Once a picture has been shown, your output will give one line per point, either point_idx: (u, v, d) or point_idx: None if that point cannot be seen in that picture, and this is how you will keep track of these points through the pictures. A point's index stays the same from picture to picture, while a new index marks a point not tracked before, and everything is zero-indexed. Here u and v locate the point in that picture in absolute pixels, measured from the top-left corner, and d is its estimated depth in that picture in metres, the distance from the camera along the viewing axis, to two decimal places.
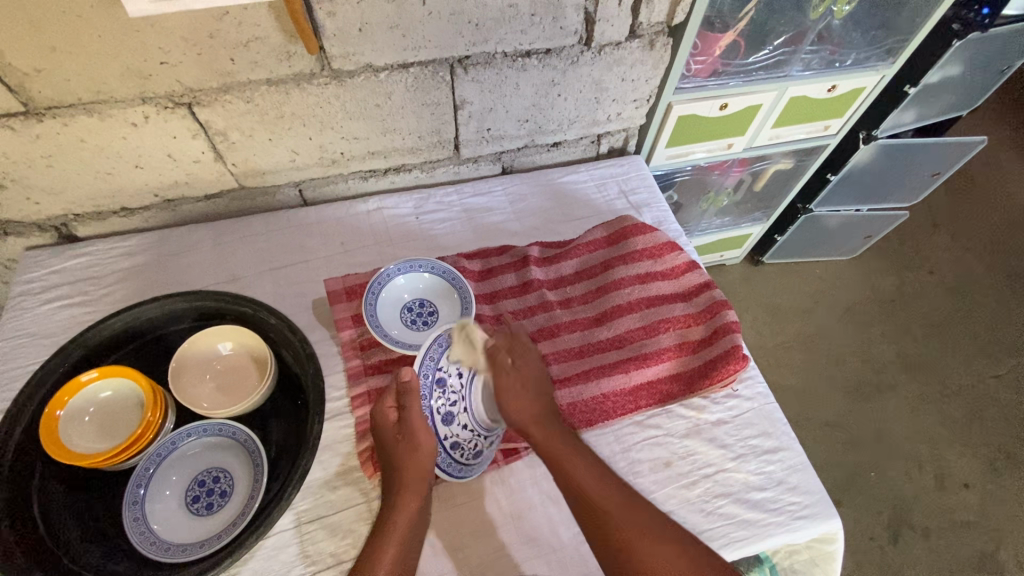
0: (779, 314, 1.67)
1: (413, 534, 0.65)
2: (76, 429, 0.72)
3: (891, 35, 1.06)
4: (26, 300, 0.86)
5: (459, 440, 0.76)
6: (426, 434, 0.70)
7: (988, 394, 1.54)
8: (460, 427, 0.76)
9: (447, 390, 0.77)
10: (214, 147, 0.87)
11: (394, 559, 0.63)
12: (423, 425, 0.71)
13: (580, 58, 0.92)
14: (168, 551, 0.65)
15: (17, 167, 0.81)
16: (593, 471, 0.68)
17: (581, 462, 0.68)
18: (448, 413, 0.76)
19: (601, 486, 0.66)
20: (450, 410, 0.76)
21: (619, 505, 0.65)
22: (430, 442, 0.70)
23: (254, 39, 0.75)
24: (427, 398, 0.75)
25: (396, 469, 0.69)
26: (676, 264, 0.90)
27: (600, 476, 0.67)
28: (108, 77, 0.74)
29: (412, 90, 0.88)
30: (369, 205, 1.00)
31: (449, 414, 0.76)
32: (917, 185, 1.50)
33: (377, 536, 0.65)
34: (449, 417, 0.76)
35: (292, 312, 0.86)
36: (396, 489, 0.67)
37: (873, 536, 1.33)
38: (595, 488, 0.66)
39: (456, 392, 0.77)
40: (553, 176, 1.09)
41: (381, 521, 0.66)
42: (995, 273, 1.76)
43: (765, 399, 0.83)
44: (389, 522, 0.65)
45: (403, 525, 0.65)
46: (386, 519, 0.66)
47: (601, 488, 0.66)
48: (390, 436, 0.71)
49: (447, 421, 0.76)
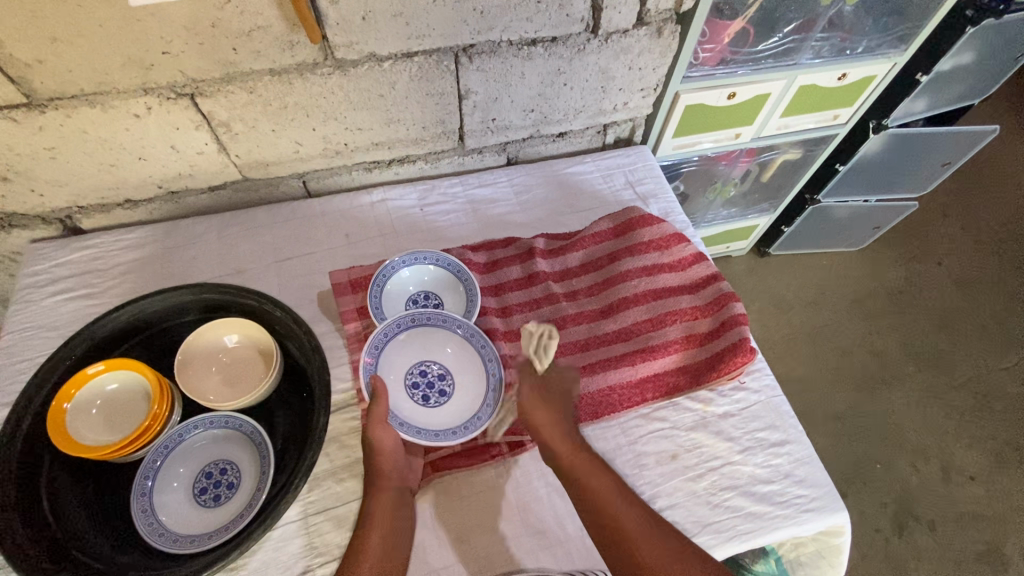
0: (785, 306, 1.66)
1: (398, 526, 0.65)
2: (84, 420, 0.73)
3: (904, 22, 1.04)
4: (32, 292, 0.86)
5: (403, 411, 0.74)
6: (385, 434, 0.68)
7: (995, 385, 1.53)
8: (410, 395, 0.76)
9: (429, 371, 0.78)
10: (218, 138, 0.86)
11: (382, 549, 0.62)
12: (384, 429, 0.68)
13: (586, 46, 0.91)
14: (176, 543, 0.66)
15: (22, 159, 0.80)
16: (619, 495, 0.65)
17: (605, 484, 0.66)
18: (417, 389, 0.76)
19: (627, 511, 0.64)
20: (417, 385, 0.76)
21: (628, 513, 0.64)
22: (388, 440, 0.68)
23: (256, 28, 0.74)
24: (444, 411, 0.75)
25: (382, 463, 0.68)
26: (684, 256, 0.89)
27: (627, 499, 0.65)
28: (110, 68, 0.73)
29: (416, 80, 0.87)
30: (373, 196, 0.99)
31: (418, 389, 0.76)
32: (929, 174, 1.47)
33: (364, 528, 0.64)
34: (418, 392, 0.76)
35: (297, 305, 0.86)
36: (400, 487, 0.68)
37: (877, 527, 1.32)
38: (621, 511, 0.64)
39: (417, 396, 0.76)
40: (558, 167, 1.08)
41: (372, 507, 0.65)
42: (1004, 264, 1.74)
43: (772, 391, 0.82)
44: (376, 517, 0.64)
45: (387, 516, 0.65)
46: (383, 510, 0.65)
47: (631, 515, 0.64)
48: (394, 442, 0.69)
49: (429, 399, 0.76)
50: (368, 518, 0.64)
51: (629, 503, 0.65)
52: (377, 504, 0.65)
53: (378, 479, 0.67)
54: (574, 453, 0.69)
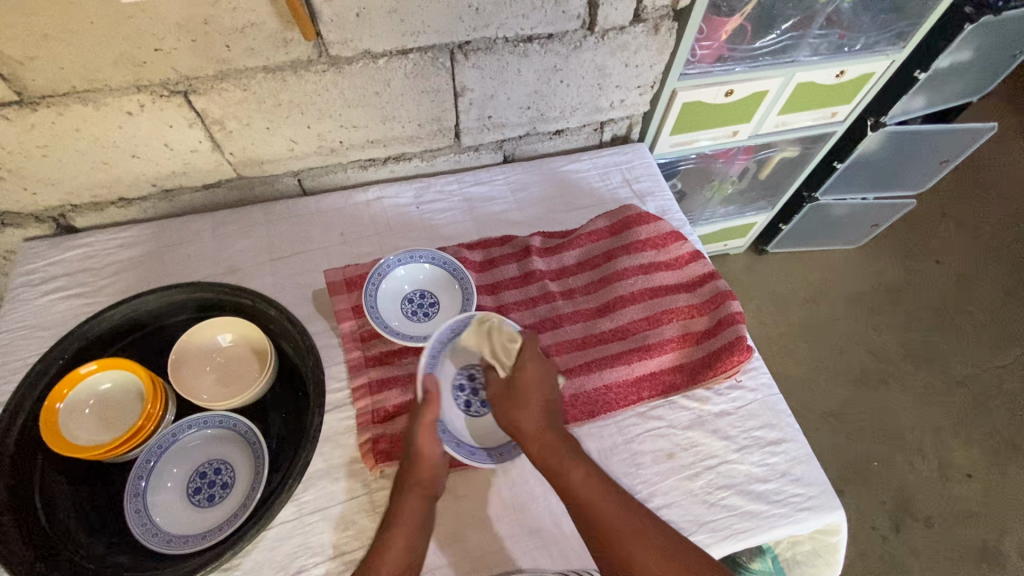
0: (783, 304, 1.66)
1: (422, 531, 0.65)
2: (77, 420, 0.72)
3: (902, 20, 1.03)
4: (25, 291, 0.85)
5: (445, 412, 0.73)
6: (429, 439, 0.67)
7: (992, 382, 1.53)
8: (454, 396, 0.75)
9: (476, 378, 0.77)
10: (212, 136, 0.86)
11: (404, 553, 0.63)
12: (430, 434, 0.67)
13: (583, 43, 0.90)
14: (170, 543, 0.65)
15: (15, 157, 0.80)
16: (603, 492, 0.65)
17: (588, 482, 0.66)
18: (461, 392, 0.76)
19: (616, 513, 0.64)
20: (463, 388, 0.76)
21: (613, 511, 0.64)
22: (434, 447, 0.67)
23: (249, 25, 0.74)
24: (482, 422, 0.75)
25: (423, 469, 0.67)
26: (680, 254, 0.89)
27: (610, 495, 0.65)
28: (102, 65, 0.73)
29: (411, 77, 0.86)
30: (368, 194, 0.99)
31: (463, 392, 0.76)
32: (927, 171, 1.46)
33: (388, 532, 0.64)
34: (463, 395, 0.75)
35: (292, 304, 0.86)
36: (432, 495, 0.68)
37: (874, 525, 1.32)
38: (609, 513, 0.64)
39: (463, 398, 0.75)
40: (555, 165, 1.07)
41: (398, 510, 0.65)
42: (1002, 262, 1.74)
43: (769, 390, 0.82)
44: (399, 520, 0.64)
45: (414, 521, 0.65)
46: (409, 515, 0.65)
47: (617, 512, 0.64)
48: (438, 449, 0.68)
49: (471, 406, 0.75)
50: (392, 522, 0.64)
51: (613, 499, 0.65)
52: (403, 510, 0.65)
53: (411, 483, 0.66)
54: (556, 452, 0.68)
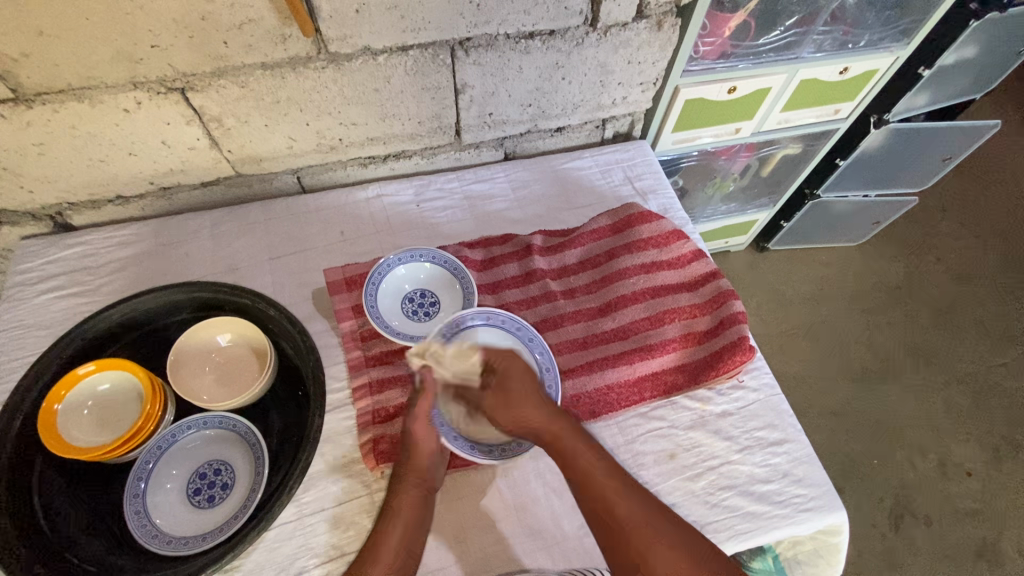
0: (785, 302, 1.66)
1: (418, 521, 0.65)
2: (76, 421, 0.72)
3: (907, 16, 1.02)
4: (22, 290, 0.85)
5: None
6: (423, 430, 0.68)
7: (992, 380, 1.53)
8: None
9: None
10: (210, 133, 0.85)
11: (401, 547, 0.63)
12: (423, 425, 0.68)
13: (585, 39, 0.89)
14: (170, 545, 0.65)
15: (12, 156, 0.79)
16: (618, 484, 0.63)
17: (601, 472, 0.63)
18: None
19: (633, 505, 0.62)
20: None
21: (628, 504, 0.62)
22: (429, 440, 0.68)
23: (247, 21, 0.72)
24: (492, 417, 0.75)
25: (418, 460, 0.67)
26: (683, 253, 0.89)
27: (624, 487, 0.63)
28: (98, 62, 0.72)
29: (412, 74, 0.86)
30: (368, 192, 0.98)
31: None
32: (929, 169, 1.46)
33: (385, 523, 0.64)
34: None
35: (291, 303, 0.85)
36: (430, 486, 0.68)
37: (874, 522, 1.33)
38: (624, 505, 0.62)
39: None
40: (556, 162, 1.06)
41: (393, 500, 0.65)
42: (1003, 259, 1.74)
43: (771, 390, 0.82)
44: (396, 511, 0.64)
45: (410, 511, 0.65)
46: (405, 505, 0.65)
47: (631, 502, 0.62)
48: (434, 442, 0.69)
49: None
50: (388, 512, 0.64)
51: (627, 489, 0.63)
52: (399, 499, 0.65)
53: (405, 475, 0.66)
54: (580, 449, 0.64)
